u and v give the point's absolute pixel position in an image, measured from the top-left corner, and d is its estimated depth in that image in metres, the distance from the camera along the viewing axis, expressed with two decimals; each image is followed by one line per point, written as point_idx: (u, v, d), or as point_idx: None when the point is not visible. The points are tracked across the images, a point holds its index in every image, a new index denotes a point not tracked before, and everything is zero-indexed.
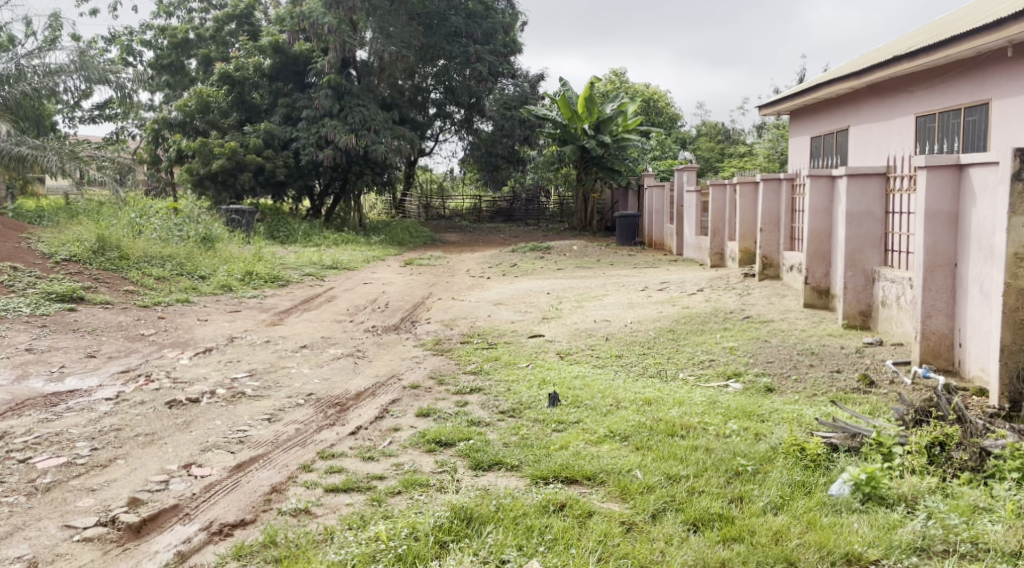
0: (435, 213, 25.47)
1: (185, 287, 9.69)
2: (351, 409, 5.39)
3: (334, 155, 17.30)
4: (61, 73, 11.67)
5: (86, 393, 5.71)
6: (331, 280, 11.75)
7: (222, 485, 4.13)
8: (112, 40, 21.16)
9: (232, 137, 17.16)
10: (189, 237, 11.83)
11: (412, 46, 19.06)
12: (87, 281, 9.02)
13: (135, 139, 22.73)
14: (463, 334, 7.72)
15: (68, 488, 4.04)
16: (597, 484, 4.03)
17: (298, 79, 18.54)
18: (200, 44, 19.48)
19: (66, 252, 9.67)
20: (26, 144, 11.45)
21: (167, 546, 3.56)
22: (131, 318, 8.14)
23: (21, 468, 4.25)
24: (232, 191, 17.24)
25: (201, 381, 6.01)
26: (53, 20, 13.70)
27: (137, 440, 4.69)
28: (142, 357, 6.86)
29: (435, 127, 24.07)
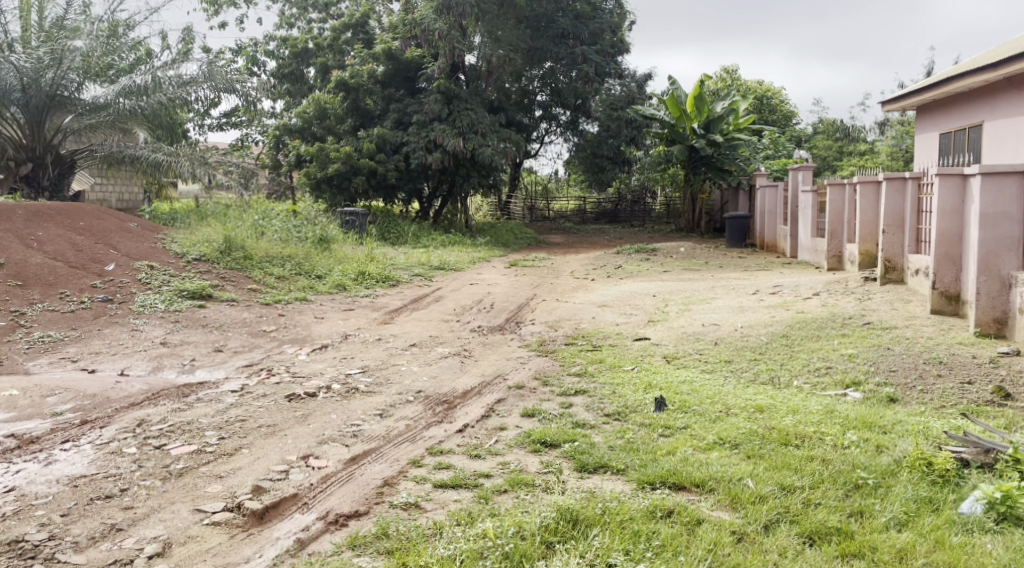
0: (539, 214, 25.45)
1: (303, 287, 10.11)
2: (458, 407, 5.47)
3: (443, 158, 17.54)
4: (193, 84, 12.36)
5: (214, 385, 6.06)
6: (438, 280, 12.00)
7: (337, 477, 4.28)
8: (238, 51, 22.28)
9: (347, 142, 17.80)
10: (307, 238, 12.34)
11: (520, 49, 19.12)
12: (214, 280, 9.53)
13: (258, 145, 23.82)
14: (568, 335, 7.73)
15: (199, 474, 4.28)
16: (707, 492, 3.95)
17: (409, 84, 18.93)
18: (318, 53, 20.23)
19: (196, 252, 10.25)
20: (161, 151, 12.35)
21: (286, 532, 3.73)
22: (254, 315, 8.55)
23: (157, 453, 4.54)
24: (346, 194, 17.83)
25: (318, 376, 6.26)
26: (184, 34, 14.52)
27: (261, 431, 4.92)
28: (263, 352, 7.20)
29: (540, 128, 24.28)
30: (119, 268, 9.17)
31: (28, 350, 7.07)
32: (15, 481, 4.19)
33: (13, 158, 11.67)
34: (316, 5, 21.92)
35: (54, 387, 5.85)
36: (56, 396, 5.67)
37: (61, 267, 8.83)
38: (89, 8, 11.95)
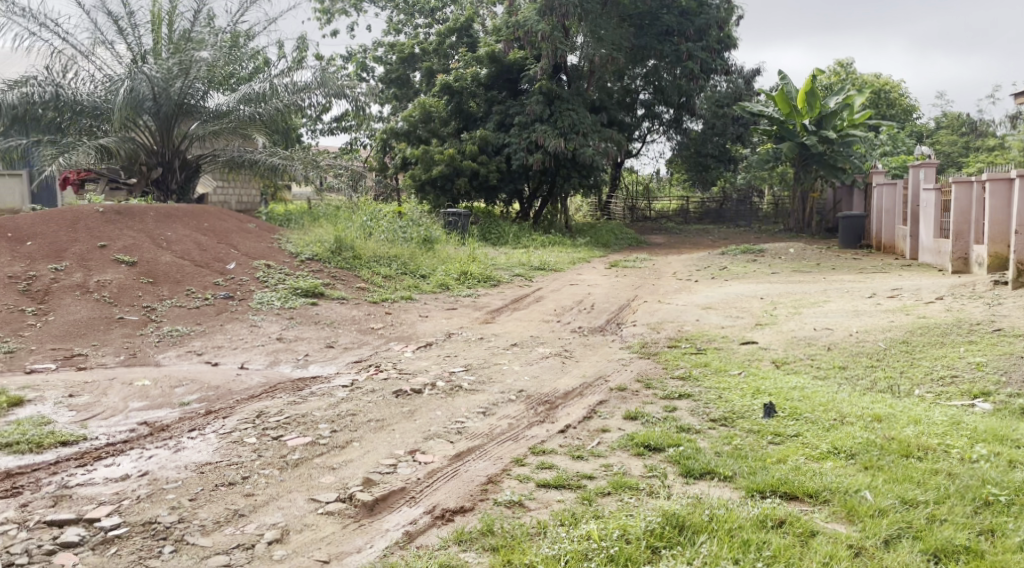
0: (640, 214, 25.10)
1: (408, 285, 10.36)
2: (560, 408, 5.48)
3: (544, 158, 17.57)
4: (307, 91, 12.89)
5: (326, 379, 6.29)
6: (539, 280, 12.06)
7: (442, 472, 4.36)
8: (349, 58, 23.00)
9: (450, 144, 18.12)
10: (412, 238, 12.63)
11: (623, 48, 18.92)
12: (326, 278, 9.89)
13: (366, 148, 24.52)
14: (671, 338, 7.61)
15: (313, 465, 4.45)
16: (820, 503, 3.81)
17: (511, 86, 19.11)
18: (424, 57, 20.66)
19: (309, 252, 10.65)
20: (277, 155, 12.90)
21: (396, 524, 3.83)
22: (363, 313, 8.81)
23: (275, 444, 4.75)
24: (449, 196, 18.15)
25: (423, 372, 6.40)
26: (299, 42, 15.11)
27: (370, 425, 5.07)
28: (371, 349, 7.41)
29: (643, 127, 24.03)
30: (239, 266, 9.63)
31: (158, 343, 7.53)
32: (148, 465, 4.47)
33: (145, 163, 12.43)
34: (422, 11, 22.42)
35: (181, 379, 6.20)
36: (183, 387, 6.01)
37: (187, 265, 9.34)
38: (213, 20, 12.65)
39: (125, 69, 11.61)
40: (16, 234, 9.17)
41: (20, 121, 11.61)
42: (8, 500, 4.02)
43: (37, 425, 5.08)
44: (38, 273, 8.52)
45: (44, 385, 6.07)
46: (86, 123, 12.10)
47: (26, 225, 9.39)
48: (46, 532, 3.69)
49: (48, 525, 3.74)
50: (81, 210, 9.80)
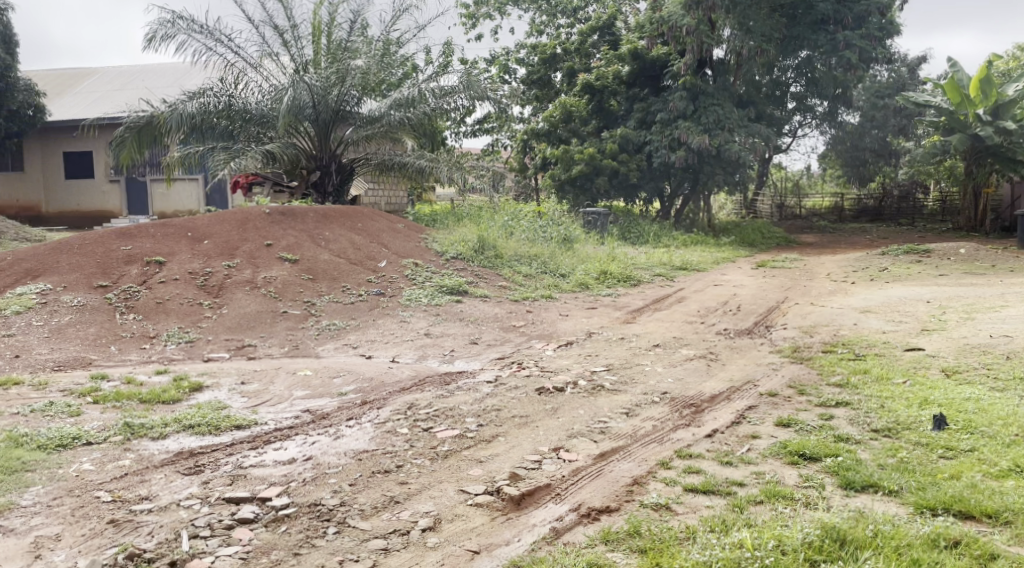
0: (789, 212, 23.98)
1: (549, 284, 10.46)
2: (707, 411, 5.35)
3: (687, 155, 17.17)
4: (452, 94, 13.20)
5: (471, 375, 6.45)
6: (681, 280, 11.83)
7: (587, 471, 4.36)
8: (492, 61, 23.39)
9: (591, 143, 18.15)
10: (552, 238, 12.69)
11: (774, 39, 18.11)
12: (470, 277, 10.12)
13: (507, 149, 24.84)
14: (825, 342, 7.26)
15: (462, 457, 4.57)
16: (1002, 525, 3.54)
17: (654, 83, 18.73)
18: (565, 57, 20.51)
19: (454, 250, 10.94)
20: (423, 158, 13.30)
21: (542, 520, 3.87)
22: (505, 310, 8.95)
23: (425, 435, 4.91)
24: (589, 195, 18.29)
25: (565, 371, 6.43)
26: (445, 47, 15.52)
27: (515, 421, 5.15)
28: (514, 346, 7.52)
29: (794, 122, 23.01)
30: (389, 265, 10.03)
31: (317, 336, 7.98)
32: (311, 451, 4.74)
33: (305, 167, 13.24)
34: (565, 11, 22.50)
35: (337, 370, 6.54)
36: (340, 378, 6.34)
37: (343, 263, 9.82)
38: (366, 29, 13.15)
39: (288, 79, 12.36)
40: (195, 233, 9.98)
41: (198, 129, 12.69)
42: (191, 477, 4.38)
43: (214, 409, 5.50)
44: (213, 270, 9.23)
45: (219, 373, 6.57)
46: (254, 130, 13.00)
47: (203, 225, 10.19)
48: (225, 508, 3.98)
49: (226, 501, 4.04)
50: (249, 210, 10.53)
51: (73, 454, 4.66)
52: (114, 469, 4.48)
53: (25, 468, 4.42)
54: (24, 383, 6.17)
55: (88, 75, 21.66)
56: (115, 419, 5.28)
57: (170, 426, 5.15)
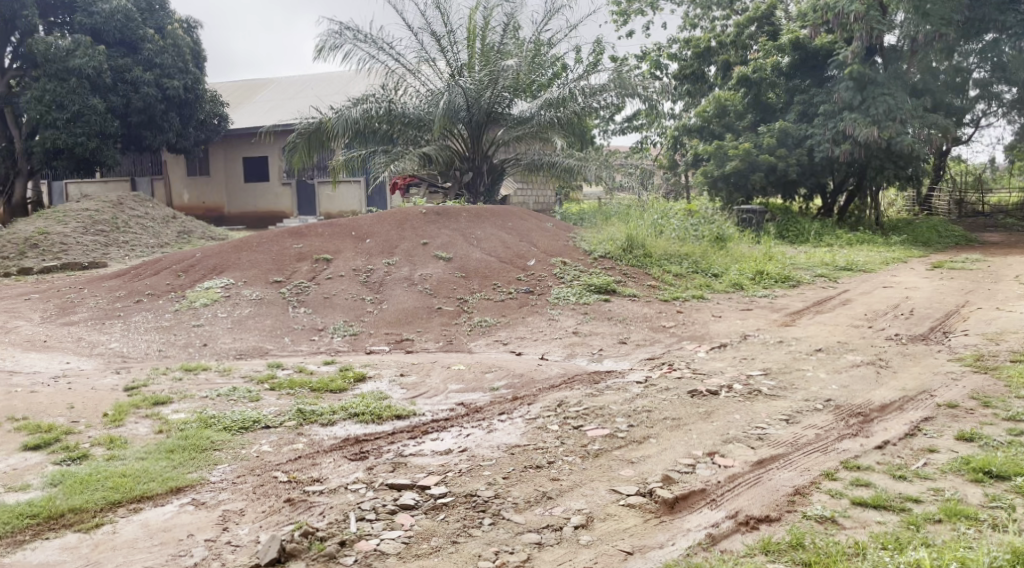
0: (969, 209, 22.43)
1: (700, 284, 10.21)
2: (875, 422, 5.04)
3: (853, 149, 16.15)
4: (603, 92, 13.12)
5: (621, 374, 6.41)
6: (846, 281, 11.21)
7: (745, 478, 4.22)
8: (643, 57, 23.06)
9: (747, 138, 17.58)
10: (704, 237, 12.40)
11: (955, 22, 16.69)
12: (618, 276, 10.06)
13: (656, 146, 24.41)
14: (1013, 351, 6.65)
15: (613, 457, 4.55)
16: None
17: (818, 74, 17.76)
18: (720, 51, 19.93)
19: (603, 249, 10.90)
20: (573, 157, 13.28)
21: (698, 525, 3.80)
22: (655, 310, 8.81)
23: (576, 433, 4.93)
24: (744, 191, 17.72)
25: (719, 374, 6.26)
26: (596, 45, 15.42)
27: (666, 423, 5.07)
28: (665, 347, 7.40)
29: (977, 111, 21.20)
30: (538, 263, 10.12)
31: (470, 331, 8.20)
32: (466, 442, 4.88)
33: (458, 168, 13.64)
34: (720, 3, 21.77)
35: (489, 366, 6.70)
36: (492, 373, 6.48)
37: (494, 262, 10.02)
38: (518, 31, 13.30)
39: (444, 84, 12.77)
40: (358, 232, 10.51)
41: (361, 133, 13.34)
42: (357, 462, 4.63)
43: (376, 399, 5.79)
44: (374, 267, 9.67)
45: (380, 364, 6.90)
46: (411, 133, 13.48)
47: (364, 225, 10.70)
48: (388, 494, 4.17)
49: (389, 487, 4.23)
50: (407, 210, 10.96)
51: (254, 436, 5.04)
52: (289, 452, 4.80)
53: (213, 447, 4.83)
54: (212, 369, 6.75)
55: (263, 86, 23.33)
56: (289, 405, 5.66)
57: (337, 413, 5.45)
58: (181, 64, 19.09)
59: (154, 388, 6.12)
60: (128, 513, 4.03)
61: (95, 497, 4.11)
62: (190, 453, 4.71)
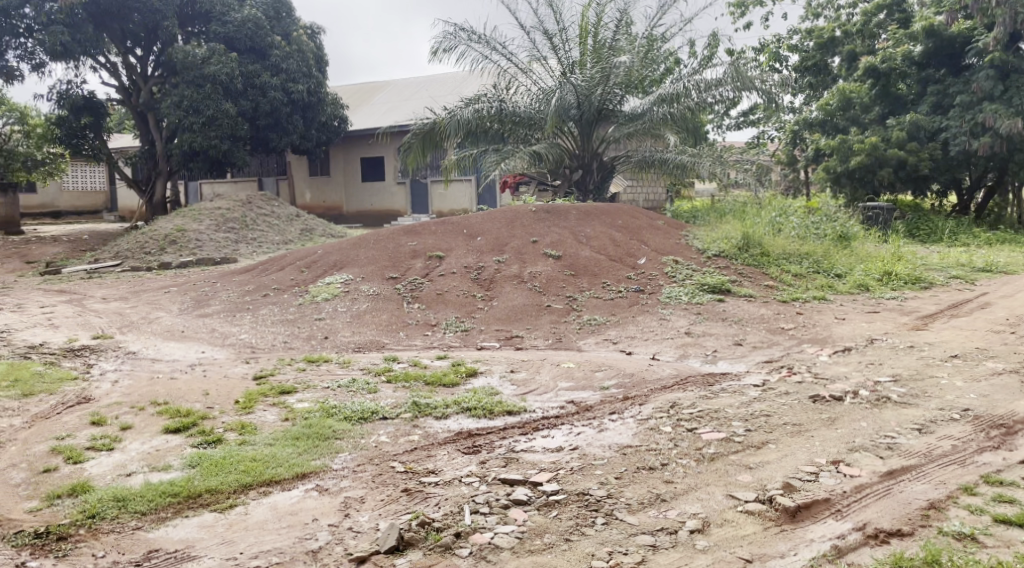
0: None
1: (821, 284, 9.80)
2: (1019, 435, 4.70)
3: (994, 142, 15.08)
4: (717, 86, 12.77)
5: (736, 377, 6.23)
6: (984, 283, 10.49)
7: (873, 489, 4.02)
8: (762, 49, 22.33)
9: (873, 131, 16.80)
10: (826, 235, 11.89)
11: None
12: (733, 275, 9.80)
13: (774, 141, 23.57)
14: None
15: (729, 462, 4.43)
16: None
17: (954, 63, 16.66)
18: (845, 41, 19.10)
19: (716, 248, 10.63)
20: (686, 154, 12.94)
21: (821, 536, 3.66)
22: (773, 311, 8.51)
23: (690, 436, 4.82)
24: (870, 188, 16.84)
25: (843, 380, 5.98)
26: (712, 38, 15.02)
27: (786, 429, 4.89)
28: (783, 349, 7.15)
29: None
30: (649, 262, 9.98)
31: (580, 330, 8.18)
32: (578, 441, 4.87)
33: (568, 166, 13.64)
34: None
35: (600, 365, 6.66)
36: (602, 372, 6.44)
37: (604, 260, 9.94)
38: (631, 26, 13.05)
39: (556, 82, 12.79)
40: (470, 230, 10.66)
41: (473, 132, 13.53)
42: (470, 456, 4.70)
43: (488, 394, 5.86)
44: (485, 264, 9.79)
45: (491, 360, 6.98)
46: (522, 132, 13.55)
47: (475, 223, 10.83)
48: (501, 488, 4.22)
49: (502, 482, 4.27)
50: (518, 209, 11.03)
51: (372, 427, 5.20)
52: (405, 443, 4.93)
53: (335, 435, 5.01)
54: (333, 361, 7.01)
55: (380, 88, 24.05)
56: (404, 397, 5.81)
57: (451, 407, 5.55)
58: (305, 69, 19.85)
59: (281, 378, 6.43)
60: (258, 495, 4.23)
61: (229, 479, 4.34)
62: (314, 440, 4.91)
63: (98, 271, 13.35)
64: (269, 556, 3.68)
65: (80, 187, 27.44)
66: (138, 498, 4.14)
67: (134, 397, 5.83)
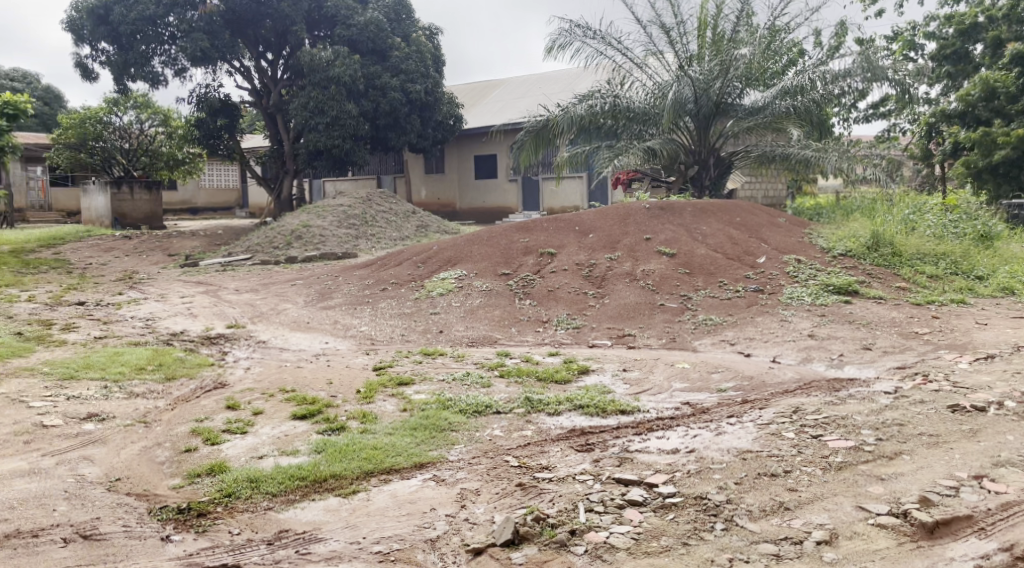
0: None
1: (961, 287, 9.20)
2: None
3: None
4: (845, 77, 12.30)
5: (865, 383, 5.93)
6: None
7: (1021, 508, 3.76)
8: (895, 38, 21.19)
9: (1020, 123, 15.63)
10: (965, 234, 11.14)
11: None
12: (861, 275, 9.35)
13: (907, 134, 22.32)
14: None
15: (859, 472, 4.23)
16: None
17: None
18: (990, 26, 17.85)
19: (843, 248, 10.18)
20: (810, 148, 12.44)
21: (963, 556, 3.48)
22: (905, 315, 8.06)
23: (815, 442, 4.63)
24: (1015, 183, 15.65)
25: (986, 390, 5.59)
26: (840, 28, 14.40)
27: (922, 439, 4.62)
28: (918, 355, 6.76)
29: None
30: (770, 260, 9.67)
31: (695, 330, 8.00)
32: (694, 443, 4.76)
33: (683, 162, 13.31)
34: None
35: (718, 366, 6.50)
36: (720, 374, 6.27)
37: (721, 258, 9.69)
38: (752, 18, 12.75)
39: (672, 76, 12.61)
40: (582, 227, 10.62)
41: (587, 129, 13.46)
42: (583, 454, 4.68)
43: (600, 392, 5.82)
44: (597, 261, 9.73)
45: (603, 359, 6.93)
46: (636, 128, 13.34)
47: (588, 220, 10.79)
48: (615, 488, 4.18)
49: (616, 481, 4.23)
50: (631, 205, 10.89)
51: (486, 420, 5.26)
52: (518, 438, 4.96)
53: (450, 427, 5.10)
54: (447, 354, 7.14)
55: (495, 86, 24.28)
56: (518, 392, 5.85)
57: (563, 404, 5.55)
58: (422, 69, 20.25)
59: (399, 369, 6.61)
60: (379, 482, 4.36)
61: (351, 466, 4.50)
62: (430, 431, 5.01)
63: (231, 264, 14.14)
64: (391, 542, 3.79)
65: (216, 184, 29.14)
66: (269, 480, 4.35)
67: (264, 384, 6.14)
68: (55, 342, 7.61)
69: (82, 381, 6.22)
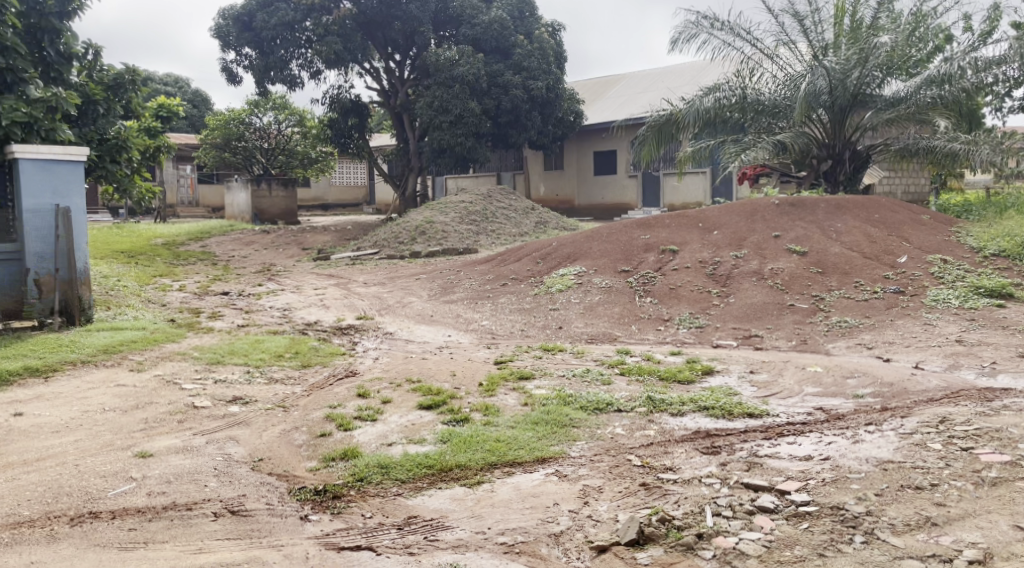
0: None
1: None
2: None
3: None
4: (1001, 63, 11.37)
5: (1022, 394, 5.50)
6: None
7: None
8: None
9: None
10: None
11: None
12: (1016, 277, 8.67)
13: None
14: None
15: (1016, 489, 3.92)
16: None
17: None
18: None
19: (995, 247, 9.46)
20: (959, 140, 11.66)
21: None
22: None
23: (965, 455, 4.33)
24: None
25: None
26: (992, 11, 13.41)
27: None
28: None
29: None
30: (912, 260, 9.12)
31: (828, 332, 7.65)
32: (828, 450, 4.56)
33: (816, 156, 12.70)
34: None
35: (854, 370, 6.19)
36: (856, 379, 5.97)
37: (857, 257, 9.22)
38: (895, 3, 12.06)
39: (806, 67, 12.08)
40: (707, 224, 10.36)
41: (712, 123, 13.12)
42: (709, 456, 4.57)
43: (726, 394, 5.67)
44: (722, 259, 9.47)
45: (729, 359, 6.73)
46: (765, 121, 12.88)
47: (713, 216, 10.51)
48: (744, 493, 4.05)
49: (745, 486, 4.10)
50: (758, 202, 10.54)
51: (608, 418, 5.22)
52: (641, 437, 4.90)
53: (572, 423, 5.10)
54: (568, 350, 7.14)
55: (617, 81, 24.03)
56: (640, 391, 5.78)
57: (687, 404, 5.43)
58: (545, 66, 20.16)
59: (520, 364, 6.66)
60: (503, 475, 4.41)
61: (476, 457, 4.58)
62: (552, 427, 5.02)
63: (360, 258, 14.69)
64: (515, 535, 3.82)
65: (346, 181, 30.34)
66: (398, 467, 4.48)
67: (392, 373, 6.34)
68: (203, 329, 8.13)
69: (227, 365, 6.63)
